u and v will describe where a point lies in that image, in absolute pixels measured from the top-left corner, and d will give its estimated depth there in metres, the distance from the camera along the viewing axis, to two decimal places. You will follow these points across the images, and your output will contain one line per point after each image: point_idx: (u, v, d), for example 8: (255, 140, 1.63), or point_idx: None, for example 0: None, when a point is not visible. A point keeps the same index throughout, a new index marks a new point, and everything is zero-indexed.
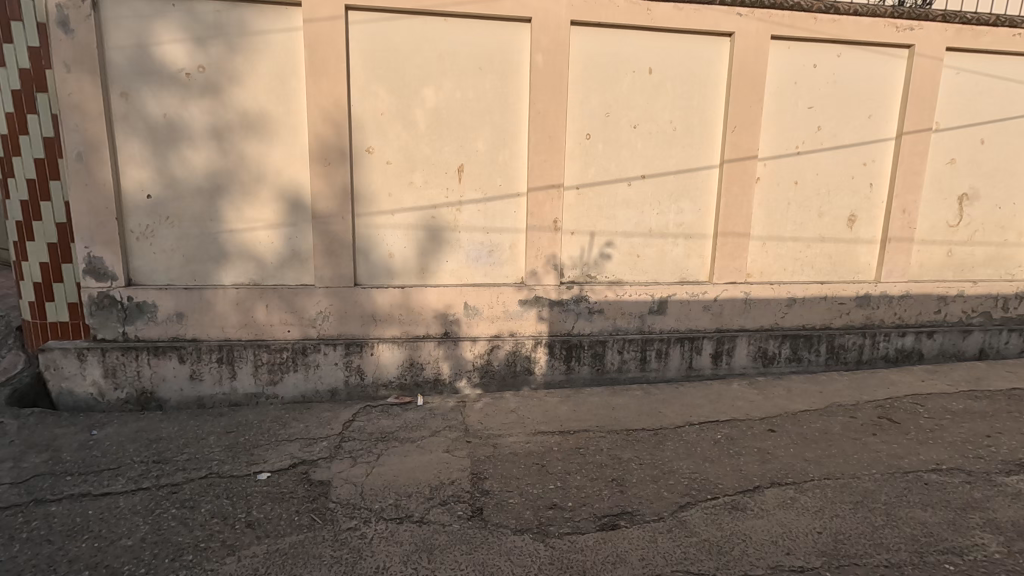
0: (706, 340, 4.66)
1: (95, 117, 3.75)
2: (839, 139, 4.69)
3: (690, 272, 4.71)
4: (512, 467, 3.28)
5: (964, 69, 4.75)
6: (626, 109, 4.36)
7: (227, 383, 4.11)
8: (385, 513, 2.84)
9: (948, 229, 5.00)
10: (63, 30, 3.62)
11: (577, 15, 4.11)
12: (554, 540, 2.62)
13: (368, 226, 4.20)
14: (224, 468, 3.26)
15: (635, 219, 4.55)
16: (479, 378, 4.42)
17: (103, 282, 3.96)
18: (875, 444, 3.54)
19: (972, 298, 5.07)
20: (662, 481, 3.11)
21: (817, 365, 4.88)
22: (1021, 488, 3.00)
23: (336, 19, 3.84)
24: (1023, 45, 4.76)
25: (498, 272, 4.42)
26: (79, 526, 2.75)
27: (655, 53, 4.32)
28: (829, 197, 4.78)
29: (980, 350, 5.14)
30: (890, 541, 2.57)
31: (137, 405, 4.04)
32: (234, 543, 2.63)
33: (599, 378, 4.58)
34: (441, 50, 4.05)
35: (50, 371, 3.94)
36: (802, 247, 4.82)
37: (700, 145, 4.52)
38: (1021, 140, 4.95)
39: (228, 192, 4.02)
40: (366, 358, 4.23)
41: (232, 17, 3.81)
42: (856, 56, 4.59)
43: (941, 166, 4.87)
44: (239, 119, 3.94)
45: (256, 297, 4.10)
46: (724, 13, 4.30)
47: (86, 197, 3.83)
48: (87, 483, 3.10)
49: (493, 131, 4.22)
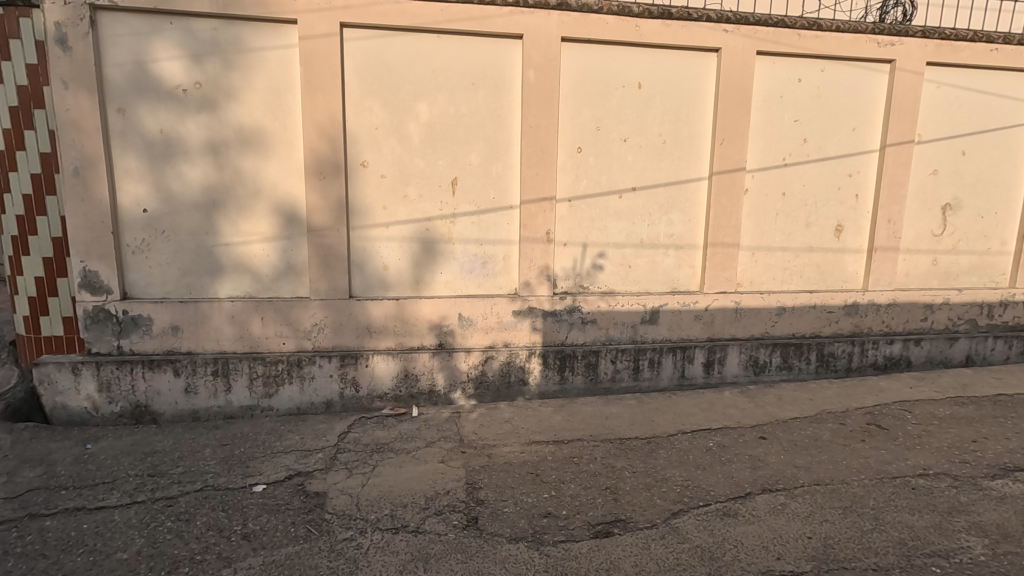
0: (697, 349, 4.72)
1: (92, 133, 3.79)
2: (825, 150, 4.79)
3: (682, 282, 4.78)
4: (506, 477, 3.30)
5: (944, 82, 4.88)
6: (617, 123, 4.45)
7: (222, 396, 4.12)
8: (380, 523, 2.86)
9: (932, 239, 5.10)
10: (61, 48, 3.67)
11: (567, 32, 4.20)
12: (549, 548, 2.65)
13: (364, 239, 4.25)
14: (220, 481, 3.27)
15: (626, 230, 4.62)
16: (474, 389, 4.46)
17: (99, 295, 3.98)
18: (864, 450, 3.59)
19: (958, 305, 5.16)
20: (654, 488, 3.15)
21: (808, 373, 4.96)
22: (1007, 491, 3.06)
23: (331, 36, 3.91)
24: (1001, 59, 4.89)
25: (492, 283, 4.47)
26: (74, 540, 2.75)
27: (644, 68, 4.42)
28: (817, 207, 4.87)
29: (967, 357, 5.23)
30: (878, 545, 2.62)
31: (131, 418, 4.05)
32: (229, 555, 2.64)
33: (593, 388, 4.62)
34: (434, 66, 4.12)
35: (44, 385, 3.95)
36: (791, 257, 4.90)
37: (689, 157, 4.61)
38: (1001, 151, 5.08)
39: (224, 206, 4.06)
40: (361, 370, 4.26)
41: (228, 35, 3.87)
42: (840, 70, 4.71)
43: (924, 176, 4.98)
44: (236, 134, 3.99)
45: (252, 310, 4.13)
46: (710, 30, 4.40)
47: (83, 212, 3.86)
48: (82, 497, 3.10)
49: (486, 145, 4.29)
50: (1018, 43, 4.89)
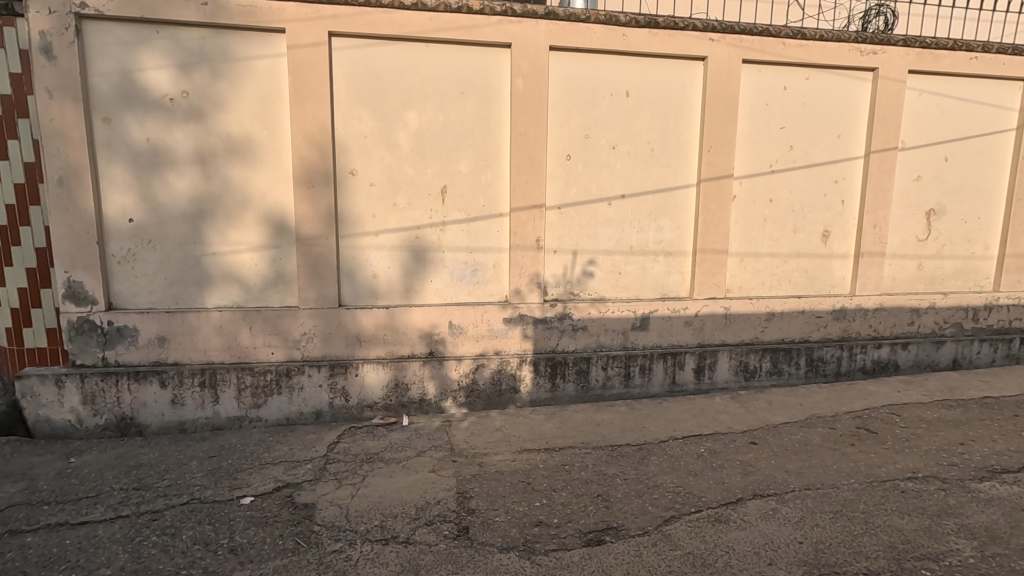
0: (687, 355, 4.73)
1: (77, 143, 3.76)
2: (811, 157, 4.85)
3: (671, 288, 4.79)
4: (498, 485, 3.28)
5: (926, 90, 4.95)
6: (605, 130, 4.48)
7: (210, 407, 4.07)
8: (370, 534, 2.83)
9: (917, 243, 5.15)
10: (46, 57, 3.64)
11: (555, 41, 4.23)
12: (541, 557, 2.63)
13: (353, 247, 4.23)
14: (207, 493, 3.22)
15: (616, 236, 4.63)
16: (465, 397, 4.43)
17: (83, 307, 3.92)
18: (854, 454, 3.61)
19: (943, 309, 5.22)
20: (646, 495, 3.14)
21: (798, 378, 4.98)
22: (994, 493, 3.09)
23: (319, 45, 3.91)
24: (981, 67, 4.98)
25: (483, 290, 4.47)
26: (55, 556, 2.69)
27: (631, 77, 4.45)
28: (804, 213, 4.92)
29: (953, 360, 5.27)
30: (868, 549, 2.62)
31: (116, 431, 3.98)
32: (216, 569, 2.60)
33: (584, 395, 4.61)
34: (423, 74, 4.13)
35: (26, 398, 3.87)
36: (779, 262, 4.94)
37: (677, 164, 4.64)
38: (982, 157, 5.17)
39: (212, 216, 4.03)
40: (350, 379, 4.23)
41: (216, 43, 3.86)
42: (824, 78, 4.77)
43: (908, 183, 5.04)
44: (223, 144, 3.97)
45: (240, 320, 4.09)
46: (697, 38, 4.44)
47: (66, 221, 3.81)
48: (65, 512, 3.04)
49: (475, 152, 4.30)
50: (998, 52, 4.98)
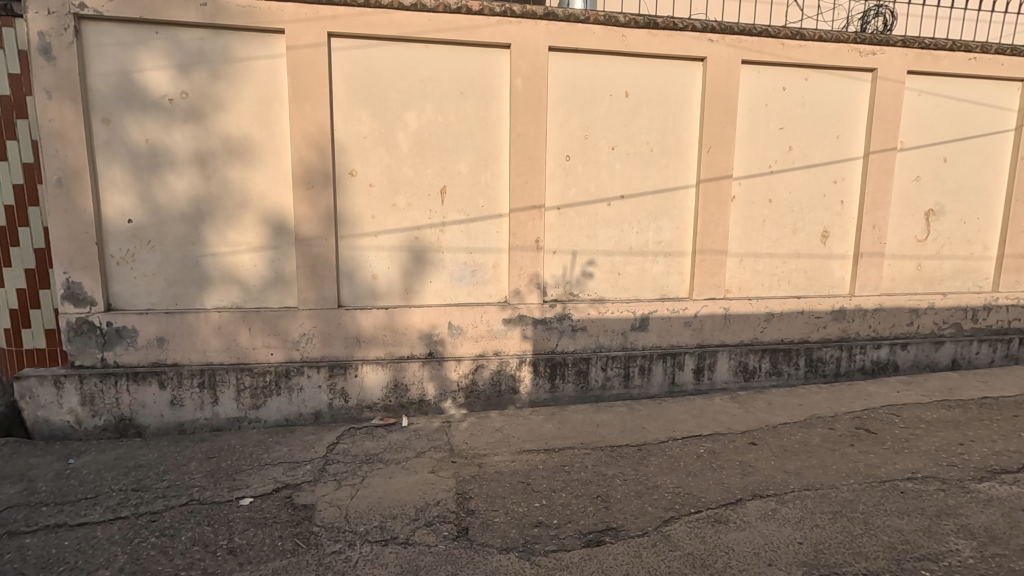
0: (687, 356, 4.73)
1: (76, 143, 3.76)
2: (810, 158, 4.85)
3: (671, 288, 4.79)
4: (498, 486, 3.28)
5: (925, 91, 4.96)
6: (605, 131, 4.48)
7: (209, 408, 4.07)
8: (370, 535, 2.83)
9: (916, 244, 5.15)
10: (45, 58, 3.64)
11: (555, 42, 4.23)
12: (540, 558, 2.63)
13: (352, 248, 4.22)
14: (206, 494, 3.22)
15: (615, 237, 4.63)
16: (464, 398, 4.43)
17: (82, 307, 3.92)
18: (853, 454, 3.61)
19: (942, 310, 5.23)
20: (646, 496, 3.14)
21: (797, 378, 4.98)
22: (994, 493, 3.09)
23: (319, 46, 3.91)
24: (979, 67, 4.98)
25: (482, 290, 4.47)
26: (54, 558, 2.68)
27: (631, 78, 4.45)
28: (803, 213, 4.92)
29: (952, 361, 5.27)
30: (868, 549, 2.62)
31: (115, 432, 3.98)
32: (214, 570, 2.60)
33: (584, 396, 4.61)
34: (422, 75, 4.13)
35: (25, 399, 3.87)
36: (778, 262, 4.94)
37: (676, 164, 4.64)
38: (980, 158, 5.17)
39: (211, 217, 4.03)
40: (350, 380, 4.22)
41: (215, 44, 3.86)
42: (823, 79, 4.78)
43: (907, 183, 5.05)
44: (223, 145, 3.97)
45: (239, 321, 4.09)
46: (696, 39, 4.45)
47: (65, 222, 3.80)
48: (63, 514, 3.03)
49: (475, 153, 4.30)
50: (996, 53, 4.98)
